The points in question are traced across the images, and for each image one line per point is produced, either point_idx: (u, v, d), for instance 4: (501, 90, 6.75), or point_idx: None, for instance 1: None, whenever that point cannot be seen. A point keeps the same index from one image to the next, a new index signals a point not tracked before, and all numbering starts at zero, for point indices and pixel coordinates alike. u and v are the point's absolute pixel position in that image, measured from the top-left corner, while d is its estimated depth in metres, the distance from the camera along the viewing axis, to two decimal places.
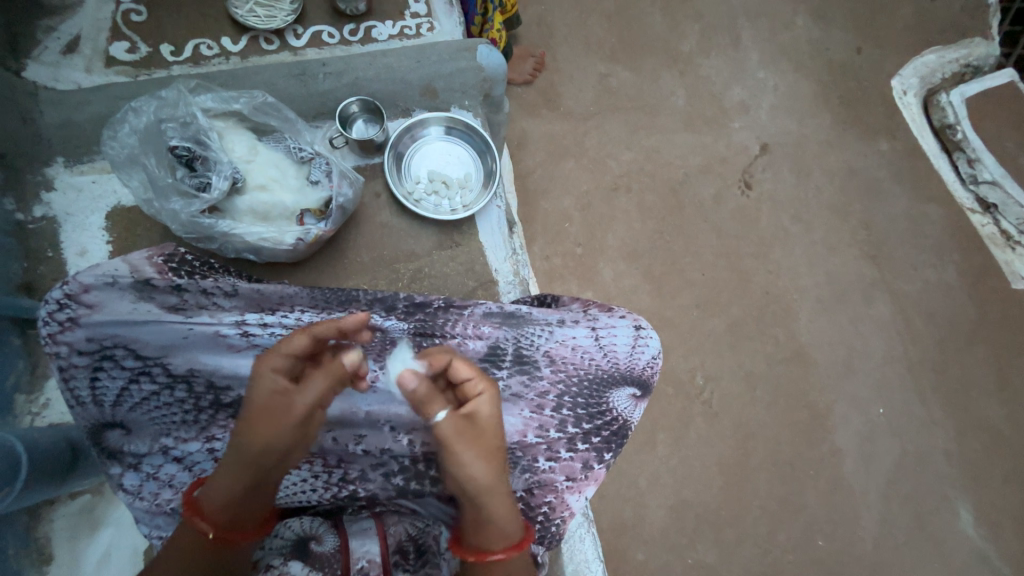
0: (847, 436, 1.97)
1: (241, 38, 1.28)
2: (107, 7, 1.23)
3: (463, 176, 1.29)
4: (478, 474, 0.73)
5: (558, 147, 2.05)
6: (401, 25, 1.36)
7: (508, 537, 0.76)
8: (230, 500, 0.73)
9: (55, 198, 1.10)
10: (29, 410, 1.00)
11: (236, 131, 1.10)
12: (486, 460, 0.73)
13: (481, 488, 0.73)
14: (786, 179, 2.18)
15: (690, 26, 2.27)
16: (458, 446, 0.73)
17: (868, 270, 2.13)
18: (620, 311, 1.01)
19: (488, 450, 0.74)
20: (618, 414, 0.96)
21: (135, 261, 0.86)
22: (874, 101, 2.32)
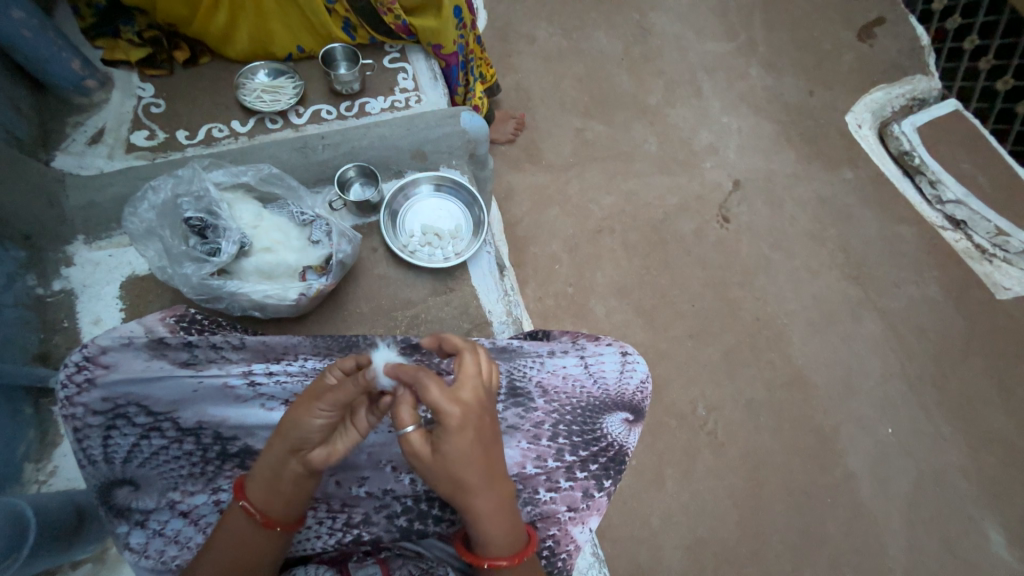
0: (859, 458, 1.94)
1: (248, 120, 1.43)
2: (129, 102, 1.39)
3: (454, 227, 1.38)
4: (439, 482, 0.73)
5: (543, 195, 2.19)
6: (391, 100, 1.52)
7: (490, 546, 0.76)
8: (259, 491, 0.77)
9: (74, 272, 1.18)
10: (36, 478, 1.01)
11: (244, 201, 1.20)
12: (450, 477, 0.72)
13: (447, 493, 0.73)
14: (760, 211, 2.30)
15: (654, 82, 2.50)
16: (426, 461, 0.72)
17: (852, 290, 2.20)
18: (606, 339, 1.06)
19: (454, 465, 0.71)
20: (614, 439, 0.98)
21: (150, 322, 0.94)
22: (831, 135, 2.51)
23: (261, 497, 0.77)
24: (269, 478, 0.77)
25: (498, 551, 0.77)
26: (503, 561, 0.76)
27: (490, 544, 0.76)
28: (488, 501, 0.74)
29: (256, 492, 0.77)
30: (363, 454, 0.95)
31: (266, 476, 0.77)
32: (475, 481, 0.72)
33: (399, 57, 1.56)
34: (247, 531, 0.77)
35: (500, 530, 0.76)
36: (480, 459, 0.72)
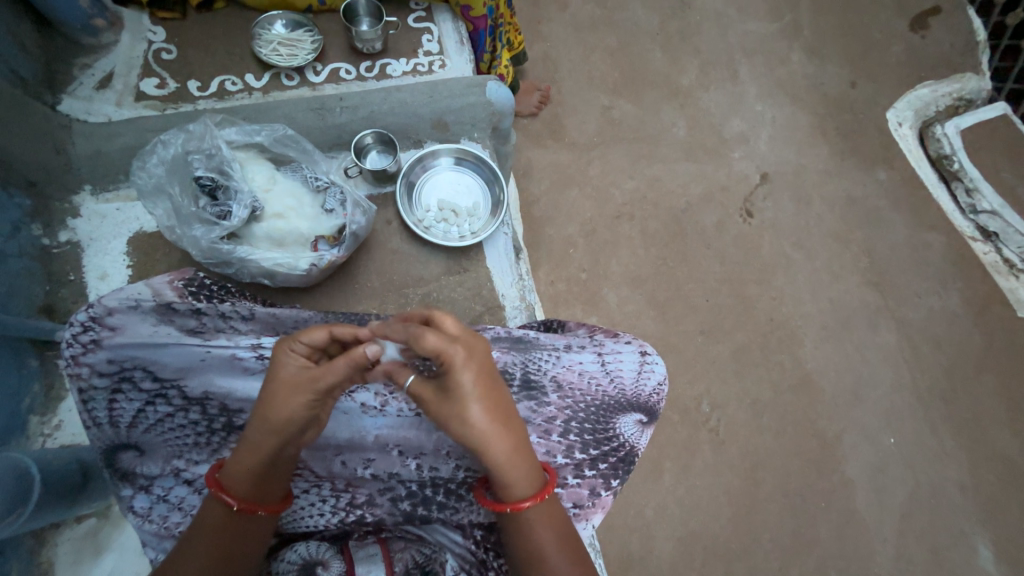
0: (858, 466, 1.94)
1: (264, 74, 1.35)
2: (139, 46, 1.31)
3: (472, 205, 1.33)
4: (451, 428, 0.77)
5: (563, 175, 2.11)
6: (414, 62, 1.44)
7: (514, 488, 0.80)
8: (246, 485, 0.78)
9: (80, 224, 1.14)
10: (41, 431, 1.01)
11: (257, 162, 1.14)
12: (471, 418, 0.75)
13: (461, 437, 0.77)
14: (786, 208, 2.22)
15: (689, 62, 2.37)
16: (448, 406, 0.76)
17: (871, 296, 2.15)
18: (625, 337, 1.03)
19: (463, 404, 0.75)
20: (625, 440, 0.96)
21: (158, 285, 0.92)
22: (869, 132, 2.39)
23: (246, 489, 0.79)
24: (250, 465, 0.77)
25: (520, 493, 0.80)
26: (526, 503, 0.80)
27: (512, 485, 0.79)
28: (507, 440, 0.77)
29: (236, 480, 0.78)
30: (370, 436, 0.96)
31: (244, 462, 0.77)
32: (492, 422, 0.76)
33: (424, 16, 1.47)
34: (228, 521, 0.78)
35: (519, 472, 0.79)
36: (487, 398, 0.76)
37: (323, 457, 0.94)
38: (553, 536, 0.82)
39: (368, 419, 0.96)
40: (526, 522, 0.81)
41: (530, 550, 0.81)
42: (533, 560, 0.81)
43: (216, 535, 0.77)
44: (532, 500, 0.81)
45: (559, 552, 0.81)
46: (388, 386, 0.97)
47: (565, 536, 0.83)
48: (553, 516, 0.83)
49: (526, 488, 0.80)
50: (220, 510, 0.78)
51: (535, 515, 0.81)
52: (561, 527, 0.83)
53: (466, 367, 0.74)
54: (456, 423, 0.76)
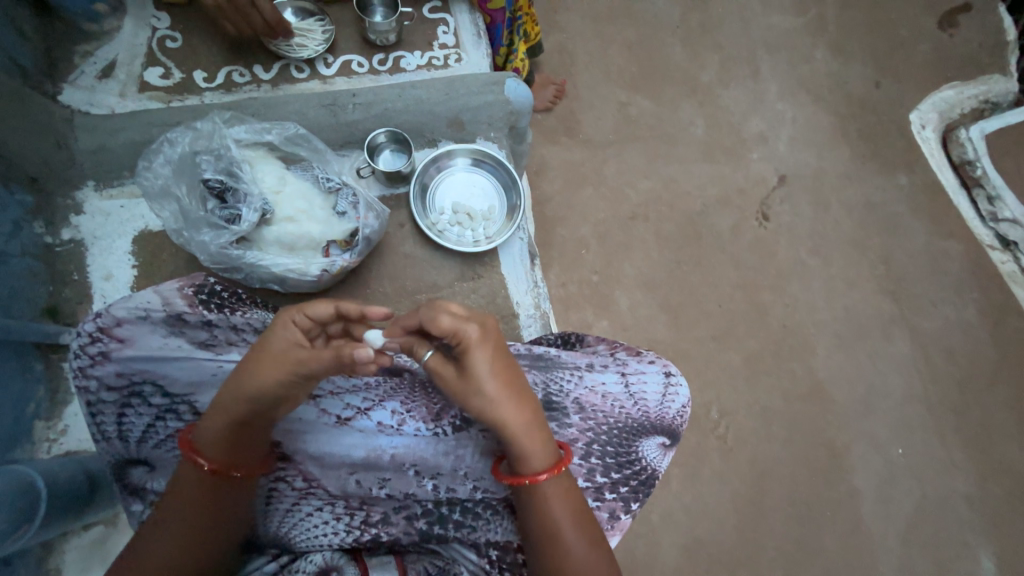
0: (865, 476, 1.93)
1: (273, 65, 1.29)
2: (143, 33, 1.25)
3: (487, 208, 1.28)
4: (469, 403, 0.79)
5: (577, 174, 2.05)
6: (429, 56, 1.37)
7: (532, 462, 0.82)
8: (217, 449, 0.80)
9: (83, 221, 1.10)
10: (47, 437, 0.98)
11: (267, 161, 1.10)
12: (488, 395, 0.78)
13: (480, 413, 0.79)
14: (804, 212, 2.17)
15: (709, 57, 2.29)
16: (464, 384, 0.79)
17: (886, 305, 2.11)
18: (649, 356, 1.01)
19: (478, 382, 0.78)
20: (648, 463, 0.94)
21: (167, 293, 0.89)
22: (892, 135, 2.32)
23: (220, 452, 0.80)
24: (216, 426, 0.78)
25: (536, 465, 0.82)
26: (543, 475, 0.82)
27: (527, 457, 0.81)
28: (521, 413, 0.80)
29: (211, 446, 0.80)
30: (386, 456, 0.95)
31: (215, 429, 0.78)
32: (505, 395, 0.79)
33: (440, 6, 1.40)
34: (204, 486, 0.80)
35: (535, 442, 0.81)
36: (497, 369, 0.79)
37: (337, 476, 0.94)
38: (565, 519, 0.82)
39: (384, 438, 0.95)
40: (537, 499, 0.82)
41: (547, 530, 0.81)
42: (550, 543, 0.81)
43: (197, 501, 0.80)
44: (548, 474, 0.82)
45: (576, 531, 0.81)
46: (405, 405, 0.97)
47: (579, 513, 0.83)
48: (564, 496, 0.83)
49: (544, 460, 0.82)
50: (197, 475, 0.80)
51: (550, 490, 0.82)
52: (573, 505, 0.83)
53: (480, 342, 0.77)
54: (474, 400, 0.79)
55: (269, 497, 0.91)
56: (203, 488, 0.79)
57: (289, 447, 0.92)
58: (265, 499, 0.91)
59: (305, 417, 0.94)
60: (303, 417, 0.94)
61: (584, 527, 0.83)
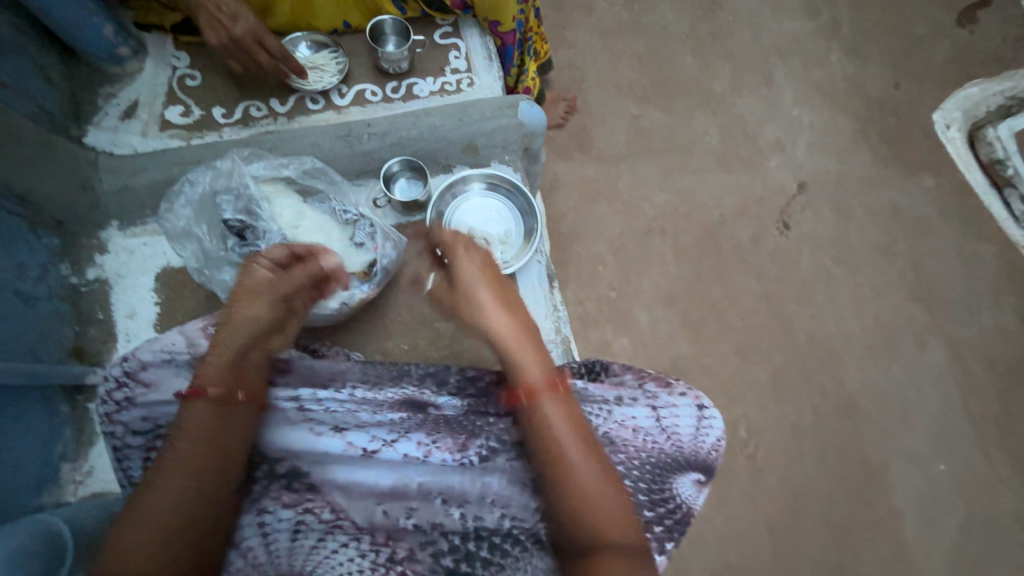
0: (906, 495, 1.83)
1: (288, 98, 1.31)
2: (163, 73, 1.28)
3: (504, 232, 1.27)
4: (475, 319, 1.04)
5: (591, 190, 2.03)
6: (441, 81, 1.38)
7: (533, 380, 0.95)
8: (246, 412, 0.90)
9: (107, 260, 1.12)
10: (73, 478, 0.99)
11: (284, 195, 1.10)
12: (491, 314, 1.02)
13: (485, 330, 1.02)
14: (826, 220, 2.11)
15: (721, 65, 2.26)
16: (478, 305, 1.04)
17: (918, 313, 2.03)
18: (682, 389, 1.01)
19: (480, 302, 1.04)
20: (683, 501, 0.93)
21: (190, 334, 0.97)
22: (915, 136, 2.25)
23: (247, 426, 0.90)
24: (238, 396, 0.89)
25: (536, 383, 0.94)
26: (546, 398, 0.93)
27: (526, 372, 0.96)
28: (513, 331, 1.00)
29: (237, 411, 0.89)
30: (413, 485, 0.94)
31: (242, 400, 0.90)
32: (502, 313, 1.02)
33: (451, 32, 1.41)
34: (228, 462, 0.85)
35: (531, 357, 0.98)
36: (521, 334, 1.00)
37: (364, 507, 0.92)
38: (580, 458, 0.88)
39: (410, 467, 0.95)
40: (547, 426, 0.91)
41: (555, 453, 0.88)
42: (560, 467, 0.88)
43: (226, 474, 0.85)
44: (552, 398, 0.93)
45: (587, 463, 0.87)
46: (430, 435, 0.97)
47: (588, 444, 0.90)
48: (572, 428, 0.91)
49: (544, 381, 0.94)
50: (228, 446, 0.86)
51: (557, 419, 0.91)
52: (582, 439, 0.90)
53: (480, 269, 1.06)
54: (480, 318, 1.03)
55: (295, 530, 0.89)
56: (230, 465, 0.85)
57: (316, 479, 0.93)
58: (291, 534, 0.89)
59: (332, 448, 0.95)
60: (329, 450, 0.95)
61: (613, 489, 0.87)
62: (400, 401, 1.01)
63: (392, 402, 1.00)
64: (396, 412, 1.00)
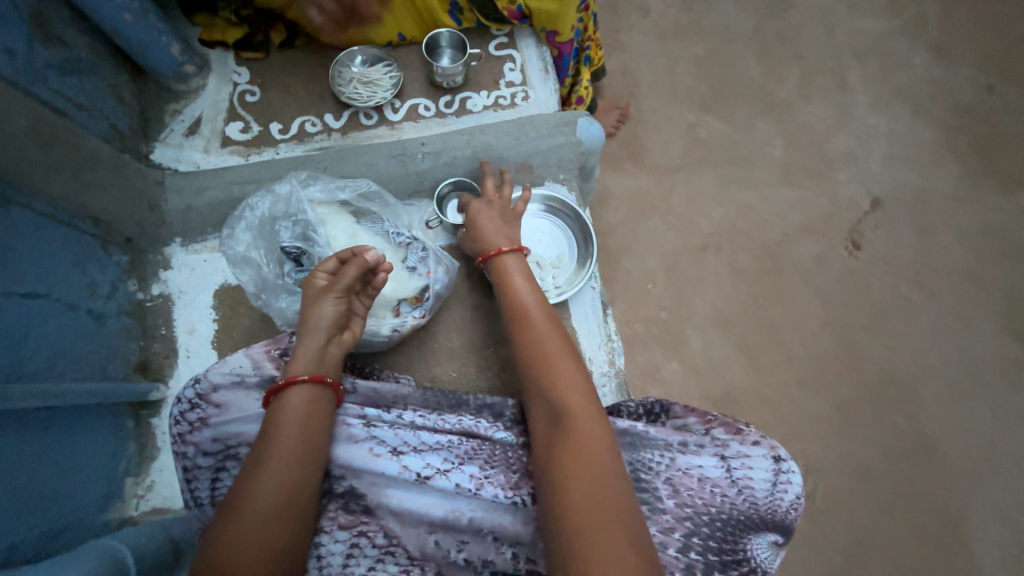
0: (988, 551, 1.65)
1: (343, 113, 1.30)
2: (225, 89, 1.30)
3: (557, 255, 1.21)
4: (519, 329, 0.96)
5: (642, 202, 1.94)
6: (495, 95, 1.33)
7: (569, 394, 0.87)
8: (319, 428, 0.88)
9: (171, 276, 1.15)
10: (135, 492, 1.02)
11: (338, 218, 1.08)
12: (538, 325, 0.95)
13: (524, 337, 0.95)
14: (904, 240, 1.92)
15: (789, 69, 2.09)
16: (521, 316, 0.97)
17: (1009, 347, 1.82)
18: (756, 438, 0.92)
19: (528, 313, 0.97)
20: (757, 564, 0.85)
21: (256, 355, 0.96)
22: (1012, 148, 2.01)
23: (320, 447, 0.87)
24: (313, 415, 0.87)
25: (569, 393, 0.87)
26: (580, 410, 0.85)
27: (563, 383, 0.88)
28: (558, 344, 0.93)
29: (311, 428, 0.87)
30: (465, 518, 0.91)
31: (316, 419, 0.88)
32: (551, 328, 0.95)
33: (507, 42, 1.35)
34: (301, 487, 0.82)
35: (569, 371, 0.89)
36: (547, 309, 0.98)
37: (416, 535, 0.91)
38: (605, 468, 0.79)
39: (462, 500, 0.91)
40: (571, 439, 0.82)
41: (573, 463, 0.79)
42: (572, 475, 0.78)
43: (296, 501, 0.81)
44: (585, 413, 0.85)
45: (615, 481, 0.78)
46: (484, 468, 0.93)
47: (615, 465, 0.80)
48: (601, 443, 0.82)
49: (580, 395, 0.86)
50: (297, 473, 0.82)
51: (588, 434, 0.82)
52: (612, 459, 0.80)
53: (529, 283, 1.00)
54: (525, 329, 0.95)
55: (348, 556, 0.88)
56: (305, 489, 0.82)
57: (371, 501, 0.92)
58: (343, 559, 0.88)
59: (386, 472, 0.92)
60: (384, 472, 0.92)
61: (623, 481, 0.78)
62: (457, 428, 0.98)
63: (449, 427, 0.98)
64: (451, 436, 0.96)
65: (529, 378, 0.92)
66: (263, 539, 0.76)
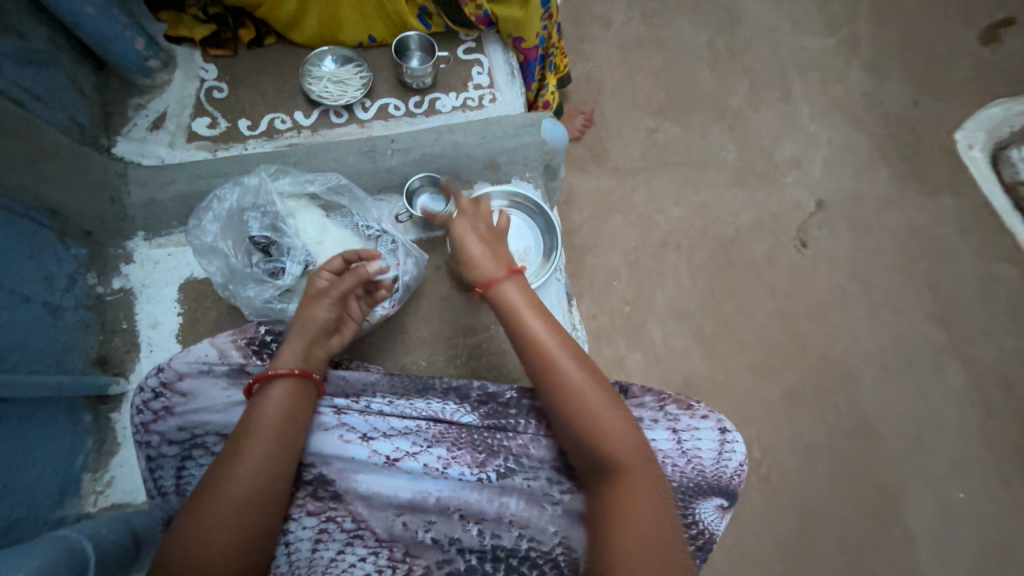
0: (923, 521, 1.80)
1: (312, 111, 1.32)
2: (191, 84, 1.30)
3: (523, 249, 1.26)
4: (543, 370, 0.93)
5: (606, 202, 2.03)
6: (463, 97, 1.38)
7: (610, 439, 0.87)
8: (294, 418, 0.88)
9: (133, 270, 1.13)
10: (94, 489, 1.00)
11: (307, 210, 1.13)
12: (563, 366, 0.92)
13: (551, 378, 0.91)
14: (843, 237, 2.09)
15: (739, 80, 2.25)
16: (544, 353, 0.93)
17: (937, 335, 2.00)
18: (702, 411, 1.00)
19: (550, 353, 0.93)
20: (705, 526, 0.93)
21: (222, 345, 0.99)
22: (935, 155, 2.22)
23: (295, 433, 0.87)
24: (289, 408, 0.88)
25: (609, 439, 0.87)
26: (620, 453, 0.86)
27: (601, 427, 0.87)
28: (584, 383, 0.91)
29: (287, 416, 0.87)
30: (432, 498, 0.93)
31: (294, 409, 0.88)
32: (577, 367, 0.92)
33: (474, 47, 1.41)
34: (269, 475, 0.82)
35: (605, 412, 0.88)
36: (560, 335, 0.97)
37: (384, 517, 0.92)
38: (652, 508, 0.83)
39: (430, 480, 0.95)
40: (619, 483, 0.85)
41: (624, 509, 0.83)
42: (624, 521, 0.82)
43: (268, 487, 0.81)
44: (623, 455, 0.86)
45: (659, 514, 0.83)
46: (451, 449, 0.97)
47: (659, 501, 0.85)
48: (644, 482, 0.85)
49: (619, 437, 0.87)
50: (268, 462, 0.82)
51: (633, 477, 0.85)
52: (653, 494, 0.85)
53: (541, 316, 0.98)
54: (550, 372, 0.92)
55: (316, 541, 0.90)
56: (273, 480, 0.82)
57: (340, 487, 0.93)
58: (312, 545, 0.89)
59: (357, 457, 0.94)
60: (355, 456, 0.94)
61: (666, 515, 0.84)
62: (427, 414, 1.00)
63: (419, 412, 1.00)
64: (420, 422, 0.99)
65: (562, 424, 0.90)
66: (227, 526, 0.77)
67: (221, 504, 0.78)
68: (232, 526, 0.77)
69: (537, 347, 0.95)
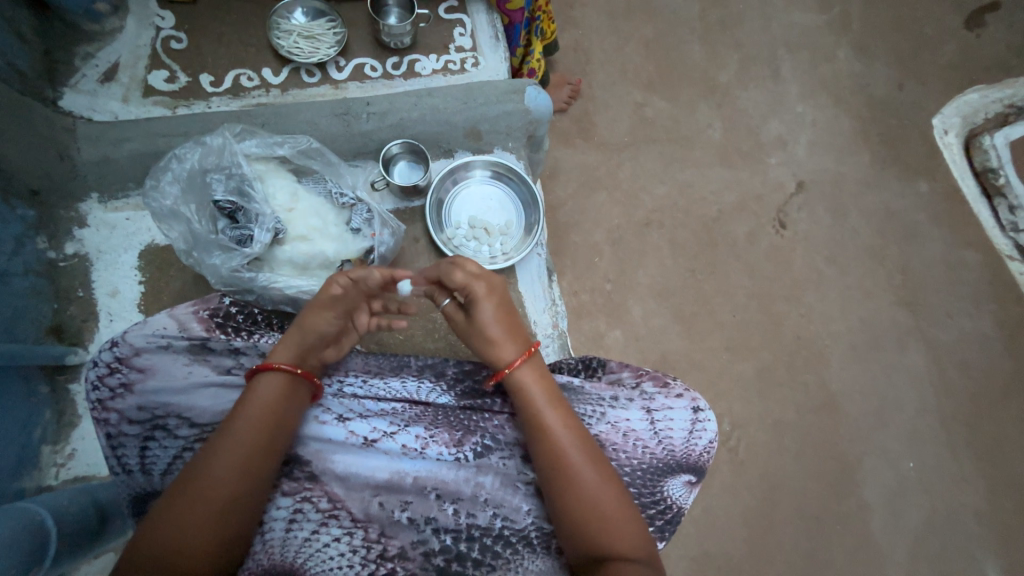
0: (876, 490, 1.91)
1: (282, 69, 1.24)
2: (146, 33, 1.19)
3: (505, 223, 1.24)
4: (530, 421, 0.89)
5: (591, 178, 2.00)
6: (445, 60, 1.31)
7: (596, 495, 0.84)
8: (266, 405, 0.84)
9: (87, 235, 1.06)
10: (54, 462, 0.97)
11: (277, 174, 1.07)
12: (549, 417, 0.88)
13: (538, 429, 0.88)
14: (821, 220, 2.12)
15: (729, 56, 2.20)
16: (529, 400, 0.90)
17: (902, 316, 2.08)
18: (677, 390, 1.02)
19: (535, 402, 0.89)
20: (673, 501, 0.97)
21: (183, 317, 0.94)
22: (914, 139, 2.25)
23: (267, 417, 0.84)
24: (263, 396, 0.84)
25: (596, 498, 0.84)
26: (606, 509, 0.83)
27: (586, 484, 0.84)
28: (568, 435, 0.87)
29: (263, 405, 0.84)
30: (409, 478, 0.93)
31: (267, 396, 0.85)
32: (563, 417, 0.89)
33: (457, 6, 1.33)
34: (238, 459, 0.80)
35: (589, 468, 0.85)
36: (557, 404, 0.90)
37: (361, 498, 0.92)
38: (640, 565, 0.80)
39: (408, 460, 0.95)
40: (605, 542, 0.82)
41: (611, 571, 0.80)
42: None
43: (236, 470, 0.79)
44: (608, 512, 0.83)
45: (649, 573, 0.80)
46: (429, 429, 0.97)
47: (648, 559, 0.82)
48: (631, 537, 0.82)
49: (605, 493, 0.84)
50: (239, 444, 0.80)
51: (619, 535, 0.82)
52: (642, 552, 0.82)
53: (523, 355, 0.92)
54: (536, 423, 0.89)
55: (291, 521, 0.89)
56: (242, 463, 0.79)
57: (317, 468, 0.92)
58: (286, 524, 0.89)
59: (334, 437, 0.94)
60: (331, 438, 0.94)
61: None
62: (404, 396, 1.00)
63: (396, 394, 1.00)
64: (397, 404, 0.99)
65: (546, 482, 0.87)
66: (197, 508, 0.76)
67: (193, 488, 0.77)
68: (199, 510, 0.76)
69: (535, 421, 0.89)
